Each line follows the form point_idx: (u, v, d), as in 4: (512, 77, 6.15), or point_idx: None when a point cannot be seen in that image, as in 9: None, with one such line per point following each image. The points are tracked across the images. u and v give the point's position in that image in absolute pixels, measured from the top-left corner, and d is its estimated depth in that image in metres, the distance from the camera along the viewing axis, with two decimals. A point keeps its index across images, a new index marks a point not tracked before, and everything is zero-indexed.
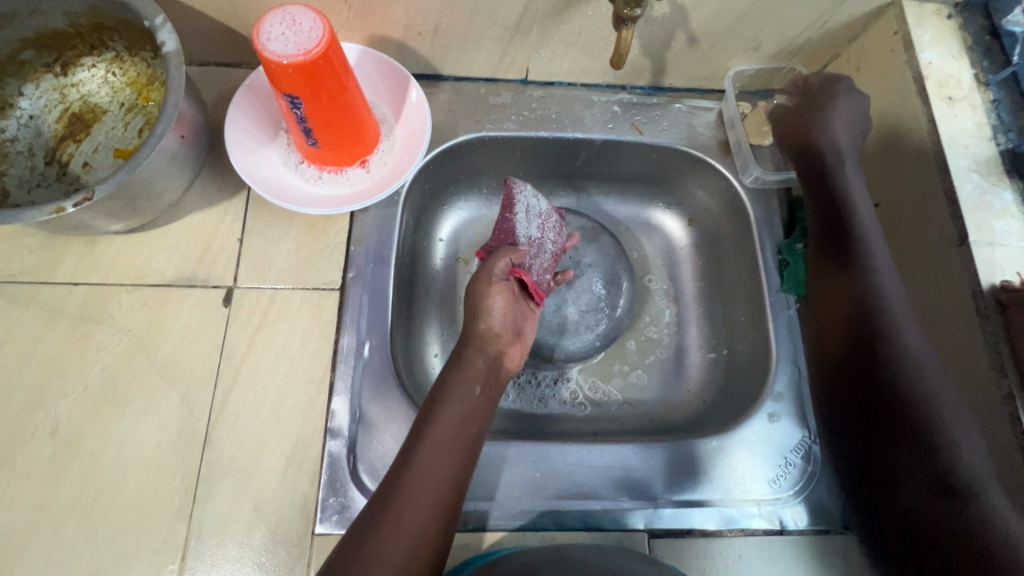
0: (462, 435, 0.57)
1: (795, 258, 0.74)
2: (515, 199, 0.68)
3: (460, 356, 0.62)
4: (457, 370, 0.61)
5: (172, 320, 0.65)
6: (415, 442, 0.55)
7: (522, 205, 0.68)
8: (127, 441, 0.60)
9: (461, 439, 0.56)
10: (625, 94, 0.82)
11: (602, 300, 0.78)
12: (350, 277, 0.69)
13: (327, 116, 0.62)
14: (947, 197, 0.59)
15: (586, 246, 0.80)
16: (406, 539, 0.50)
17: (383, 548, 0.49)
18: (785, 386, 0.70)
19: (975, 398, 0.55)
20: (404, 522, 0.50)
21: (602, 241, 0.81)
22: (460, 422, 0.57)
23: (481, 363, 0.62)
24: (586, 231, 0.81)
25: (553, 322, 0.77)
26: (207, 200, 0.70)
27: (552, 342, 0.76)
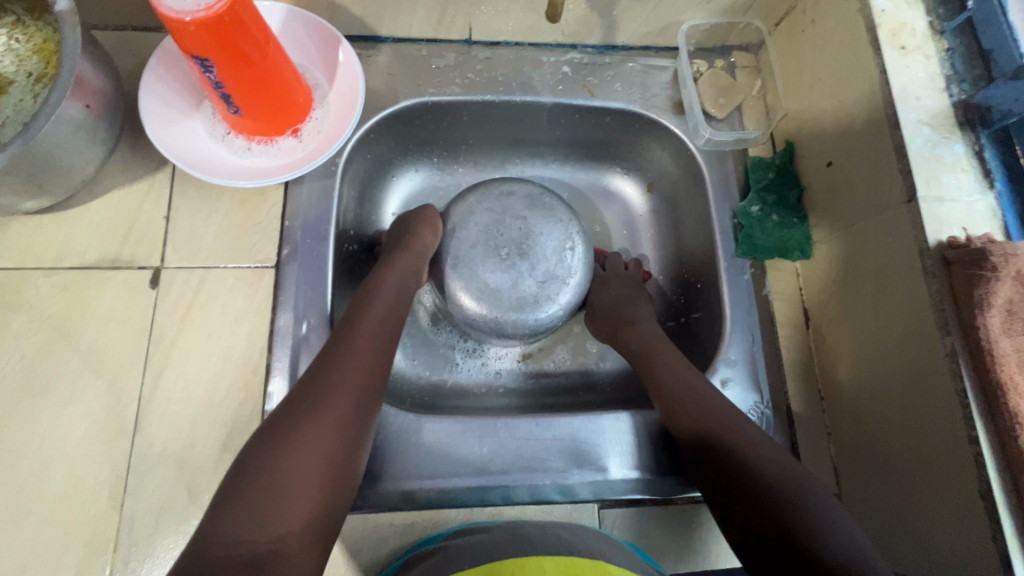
0: (388, 330, 0.59)
1: (750, 222, 0.72)
2: (618, 192, 0.86)
3: (376, 285, 0.62)
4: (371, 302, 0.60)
5: (95, 304, 0.61)
6: (322, 366, 0.53)
7: (617, 199, 0.86)
8: (52, 431, 0.58)
9: (387, 335, 0.58)
10: (575, 53, 0.78)
11: (560, 263, 0.72)
12: (285, 254, 0.65)
13: (245, 82, 0.58)
14: (897, 151, 0.57)
15: (537, 214, 0.73)
16: (333, 426, 0.49)
17: (289, 453, 0.46)
18: (738, 352, 0.69)
19: (918, 355, 0.54)
20: (331, 404, 0.50)
21: (551, 206, 0.74)
22: (383, 320, 0.59)
23: (393, 295, 0.62)
24: (531, 199, 0.74)
25: (511, 299, 0.70)
26: (128, 175, 0.66)
27: (514, 320, 0.70)
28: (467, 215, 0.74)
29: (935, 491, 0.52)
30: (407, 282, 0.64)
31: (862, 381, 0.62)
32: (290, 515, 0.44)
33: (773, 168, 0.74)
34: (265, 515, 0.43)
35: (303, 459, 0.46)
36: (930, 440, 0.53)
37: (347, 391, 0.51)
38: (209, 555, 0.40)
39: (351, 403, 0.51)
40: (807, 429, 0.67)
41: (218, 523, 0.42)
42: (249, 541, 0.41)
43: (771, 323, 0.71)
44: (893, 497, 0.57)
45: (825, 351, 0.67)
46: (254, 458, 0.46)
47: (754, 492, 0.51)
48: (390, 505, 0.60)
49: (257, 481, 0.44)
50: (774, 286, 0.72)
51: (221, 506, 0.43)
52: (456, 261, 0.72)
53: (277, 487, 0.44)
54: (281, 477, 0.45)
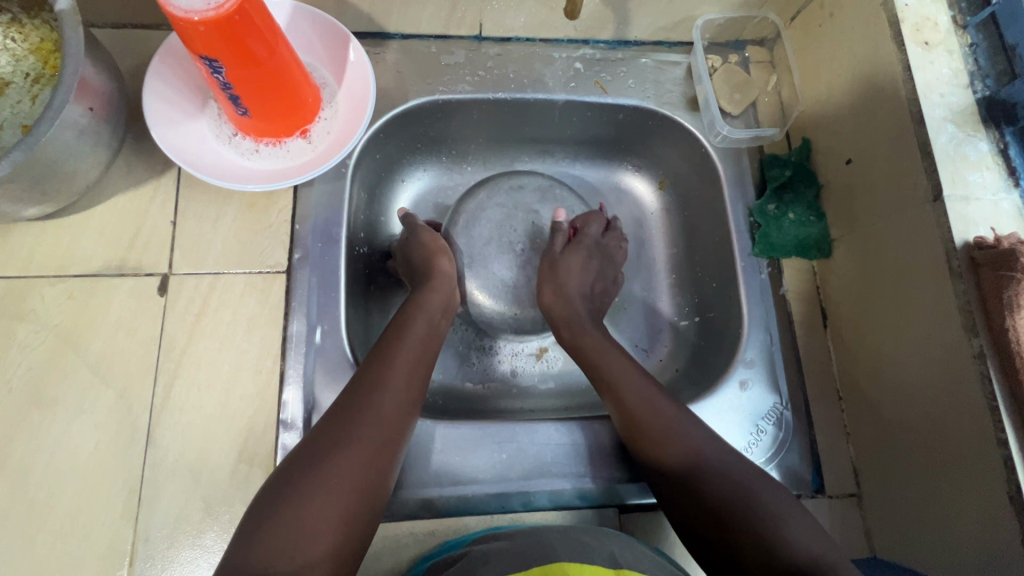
0: (420, 365, 0.58)
1: (766, 221, 0.71)
2: (628, 190, 0.85)
3: (405, 320, 0.61)
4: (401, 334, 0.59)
5: (103, 312, 0.60)
6: (354, 400, 0.52)
7: (628, 197, 0.85)
8: (62, 444, 0.56)
9: (416, 368, 0.57)
10: (587, 49, 0.76)
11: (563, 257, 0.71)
12: (296, 259, 0.64)
13: (254, 83, 0.56)
14: (922, 150, 0.56)
15: (547, 207, 0.75)
16: (363, 460, 0.48)
17: (317, 490, 0.45)
18: (756, 353, 0.68)
19: (945, 361, 0.53)
20: (357, 440, 0.49)
21: (561, 197, 0.76)
22: (412, 354, 0.58)
23: (423, 328, 0.61)
24: (541, 191, 0.75)
25: (529, 293, 0.72)
26: (133, 179, 0.64)
27: (533, 314, 0.72)
28: (478, 211, 0.73)
29: (962, 498, 0.52)
30: (435, 315, 0.63)
31: (882, 379, 0.61)
32: (315, 547, 0.43)
33: (789, 165, 0.73)
34: (286, 549, 0.42)
35: (332, 495, 0.45)
36: (957, 449, 0.52)
37: (374, 425, 0.51)
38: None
39: (380, 439, 0.50)
40: (826, 430, 0.67)
41: (247, 555, 0.42)
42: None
43: (788, 322, 0.70)
44: (917, 499, 0.57)
45: (843, 350, 0.67)
46: (280, 490, 0.45)
47: (715, 509, 0.50)
48: (408, 513, 0.59)
49: (282, 515, 0.44)
50: (792, 285, 0.71)
51: (244, 541, 0.43)
52: (472, 260, 0.71)
53: (306, 520, 0.44)
54: (309, 512, 0.44)
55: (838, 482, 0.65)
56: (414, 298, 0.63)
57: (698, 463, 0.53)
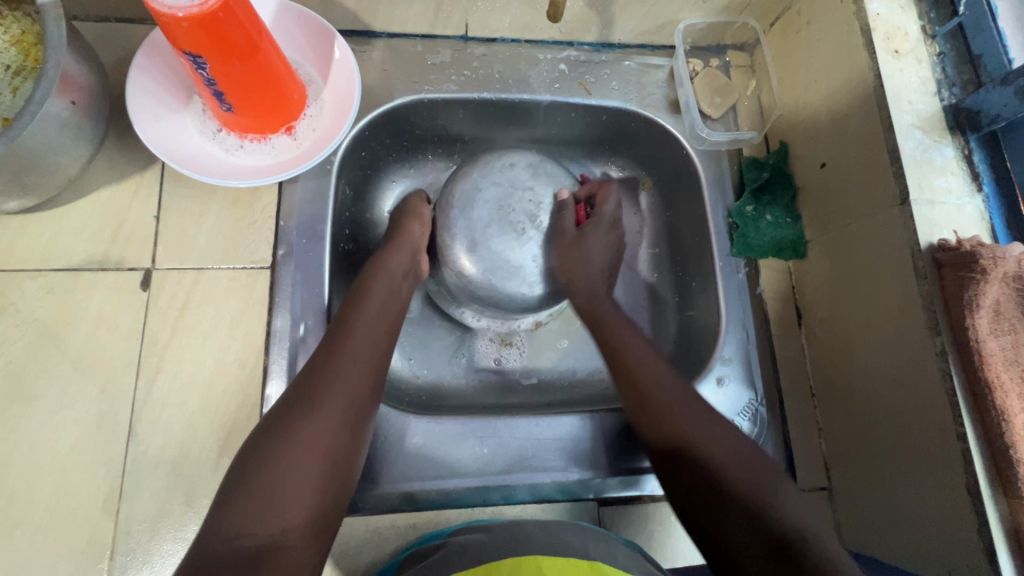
0: (382, 329, 0.58)
1: (744, 222, 0.73)
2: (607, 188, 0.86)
3: (366, 286, 0.61)
4: (362, 300, 0.59)
5: (84, 307, 0.60)
6: (316, 366, 0.53)
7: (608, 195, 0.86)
8: (42, 438, 0.56)
9: (381, 335, 0.58)
10: (572, 50, 0.78)
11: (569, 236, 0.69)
12: (281, 255, 0.64)
13: (238, 79, 0.56)
14: (890, 155, 0.58)
15: (542, 183, 0.70)
16: (329, 423, 0.49)
17: (284, 456, 0.46)
18: (733, 350, 0.70)
19: (910, 356, 0.56)
20: (325, 406, 0.50)
21: (553, 172, 0.71)
22: (377, 321, 0.59)
23: (382, 292, 0.61)
24: (532, 167, 0.70)
25: (536, 274, 0.67)
26: (114, 173, 0.64)
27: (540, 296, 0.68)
28: (475, 193, 0.68)
29: (923, 482, 0.54)
30: (397, 279, 0.63)
31: (852, 375, 0.64)
32: (288, 510, 0.44)
33: (767, 168, 0.74)
34: (258, 515, 0.43)
35: (300, 459, 0.46)
36: (919, 437, 0.55)
37: (342, 393, 0.51)
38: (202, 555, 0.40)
39: (344, 402, 0.51)
40: (799, 426, 0.69)
41: (220, 522, 0.42)
42: (243, 542, 0.41)
43: (764, 320, 0.72)
44: (885, 489, 0.59)
45: (817, 348, 0.69)
46: (248, 458, 0.46)
47: (721, 484, 0.51)
48: (391, 507, 0.60)
49: (253, 483, 0.44)
50: (768, 285, 0.73)
51: (216, 510, 0.43)
52: (476, 247, 0.66)
53: (276, 484, 0.44)
54: (279, 476, 0.45)
55: (809, 476, 0.67)
56: (375, 263, 0.64)
57: (700, 442, 0.54)
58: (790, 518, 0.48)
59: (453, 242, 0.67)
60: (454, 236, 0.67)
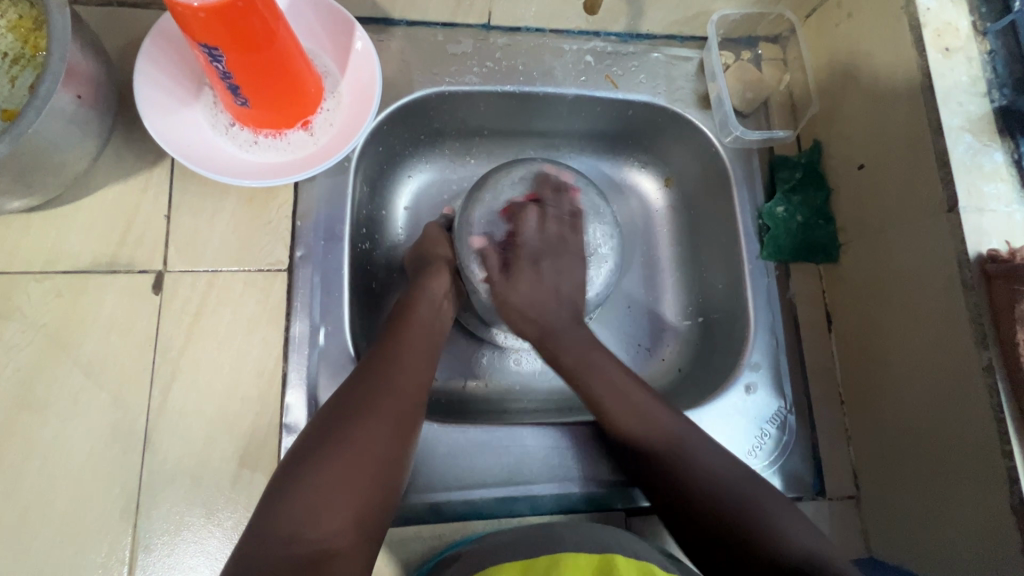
0: (426, 355, 0.59)
1: (775, 223, 0.71)
2: (633, 184, 0.82)
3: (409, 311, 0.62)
4: (406, 325, 0.61)
5: (95, 311, 0.57)
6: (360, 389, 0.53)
7: (634, 192, 0.82)
8: (55, 449, 0.54)
9: (425, 360, 0.59)
10: (598, 41, 0.74)
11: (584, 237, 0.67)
12: (298, 256, 0.62)
13: (255, 72, 0.53)
14: (938, 159, 0.55)
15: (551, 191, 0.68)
16: (375, 445, 0.49)
17: (326, 474, 0.46)
18: (762, 356, 0.68)
19: (952, 372, 0.54)
20: (372, 422, 0.50)
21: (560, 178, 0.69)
22: (421, 340, 0.60)
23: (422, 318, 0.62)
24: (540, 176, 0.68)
25: None
26: (123, 169, 0.60)
27: None
28: (484, 215, 0.67)
29: (962, 500, 0.53)
30: (436, 300, 0.64)
31: (886, 385, 0.62)
32: (327, 526, 0.44)
33: (799, 167, 0.72)
34: (305, 526, 0.44)
35: (341, 478, 0.47)
36: (957, 451, 0.54)
37: (390, 410, 0.52)
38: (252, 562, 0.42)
39: (392, 425, 0.51)
40: (828, 433, 0.67)
41: (265, 527, 0.44)
42: (291, 552, 0.43)
43: (793, 325, 0.70)
44: (914, 504, 0.58)
45: (848, 354, 0.68)
46: (290, 475, 0.47)
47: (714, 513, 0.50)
48: (415, 517, 0.58)
49: (301, 493, 0.46)
50: (798, 289, 0.71)
51: (266, 516, 0.45)
52: (493, 268, 0.65)
53: (317, 501, 0.45)
54: (322, 495, 0.45)
55: (838, 485, 0.66)
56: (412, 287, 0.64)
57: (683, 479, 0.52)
58: (795, 548, 0.47)
59: (474, 270, 0.66)
60: (474, 263, 0.66)
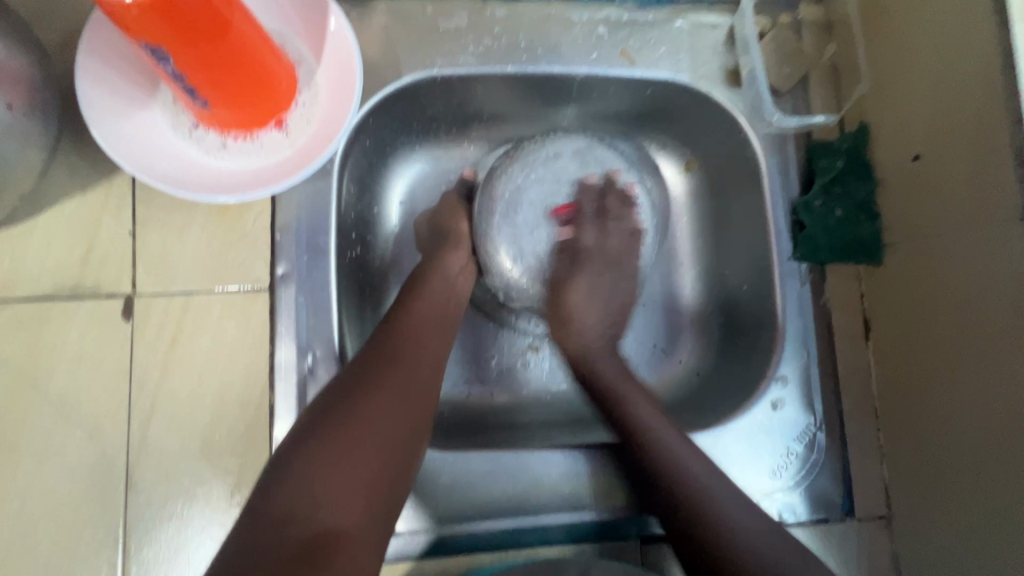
0: (436, 332, 0.55)
1: (812, 220, 0.63)
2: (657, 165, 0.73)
3: (420, 285, 0.58)
4: (415, 299, 0.56)
5: (60, 342, 0.52)
6: (373, 363, 0.49)
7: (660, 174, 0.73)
8: (33, 490, 0.51)
9: (435, 336, 0.54)
10: (612, 8, 0.65)
11: None
12: (279, 275, 0.55)
13: (211, 70, 0.46)
14: (1016, 156, 0.47)
15: (591, 172, 0.64)
16: (388, 422, 0.45)
17: (336, 449, 0.42)
18: (791, 368, 0.63)
19: (1011, 377, 0.48)
20: (381, 397, 0.46)
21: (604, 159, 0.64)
22: (431, 321, 0.55)
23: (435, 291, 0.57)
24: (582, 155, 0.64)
25: None
26: (76, 181, 0.54)
27: None
28: (517, 191, 0.63)
29: (1011, 518, 0.49)
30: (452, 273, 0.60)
31: (933, 404, 0.56)
32: (340, 510, 0.40)
33: (842, 154, 0.63)
34: (305, 506, 0.39)
35: (353, 456, 0.42)
36: (1011, 474, 0.49)
37: (401, 386, 0.48)
38: (246, 549, 0.38)
39: (405, 401, 0.47)
40: (860, 451, 0.62)
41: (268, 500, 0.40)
42: (284, 539, 0.38)
43: (828, 334, 0.64)
44: (953, 526, 0.55)
45: (887, 365, 0.62)
46: (297, 450, 0.42)
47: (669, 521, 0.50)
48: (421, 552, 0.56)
49: (299, 472, 0.41)
50: (833, 293, 0.64)
51: (262, 494, 0.41)
52: (521, 253, 0.61)
53: (324, 481, 0.41)
54: (330, 475, 0.41)
55: (868, 504, 0.62)
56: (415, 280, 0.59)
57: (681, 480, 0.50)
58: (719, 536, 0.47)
59: (495, 251, 0.61)
60: (495, 244, 0.61)
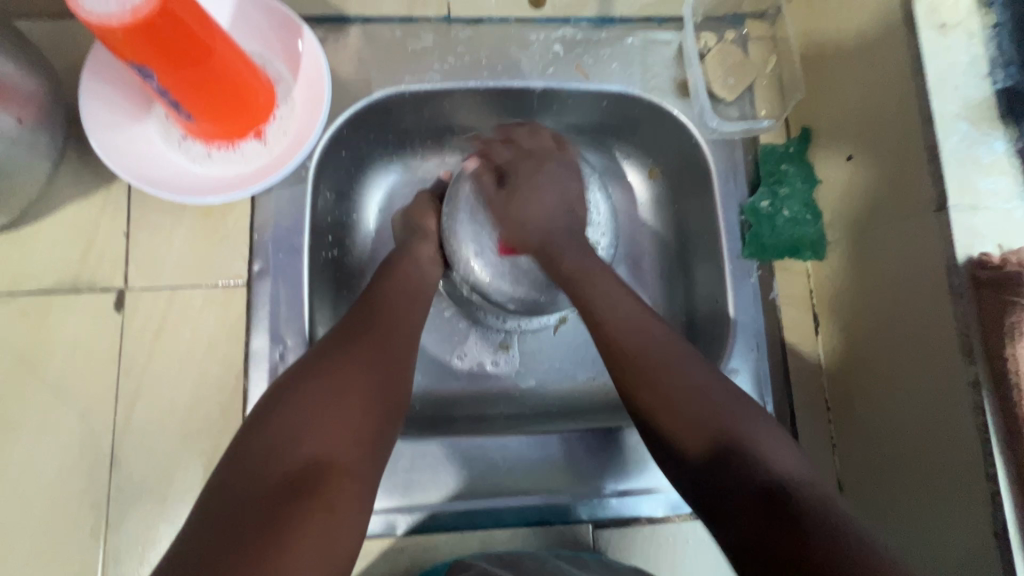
0: (410, 307, 0.60)
1: (759, 220, 0.66)
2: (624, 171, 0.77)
3: (394, 269, 0.62)
4: (392, 279, 0.61)
5: (59, 330, 0.58)
6: (349, 331, 0.54)
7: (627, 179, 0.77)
8: (28, 466, 0.56)
9: (409, 311, 0.59)
10: (568, 28, 0.70)
11: None
12: (256, 271, 0.61)
13: (194, 88, 0.52)
14: (928, 151, 0.50)
15: None
16: (361, 373, 0.50)
17: (312, 396, 0.47)
18: (742, 361, 0.65)
19: (931, 345, 0.51)
20: (354, 355, 0.51)
21: (566, 164, 0.68)
22: (402, 295, 0.60)
23: (412, 274, 0.62)
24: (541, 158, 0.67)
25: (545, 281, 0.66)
26: (79, 189, 0.61)
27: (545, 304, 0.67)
28: (481, 192, 0.66)
29: (945, 501, 0.50)
30: (421, 261, 0.64)
31: (875, 388, 0.58)
32: (320, 447, 0.45)
33: (786, 158, 0.67)
34: (286, 446, 0.44)
35: (329, 401, 0.47)
36: (938, 452, 0.50)
37: (376, 347, 0.53)
38: (233, 486, 0.42)
39: (379, 358, 0.52)
40: (812, 442, 0.64)
41: (250, 445, 0.45)
42: (268, 476, 0.42)
43: (778, 328, 0.66)
44: (901, 511, 0.55)
45: (835, 359, 0.64)
46: (274, 404, 0.47)
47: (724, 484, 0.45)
48: (380, 536, 0.59)
49: (276, 421, 0.46)
50: (783, 289, 0.67)
51: (244, 441, 0.45)
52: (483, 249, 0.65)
53: (303, 423, 0.45)
54: (305, 418, 0.46)
55: None
56: (385, 266, 0.63)
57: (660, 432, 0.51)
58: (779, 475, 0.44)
59: (459, 245, 0.65)
60: (460, 238, 0.65)
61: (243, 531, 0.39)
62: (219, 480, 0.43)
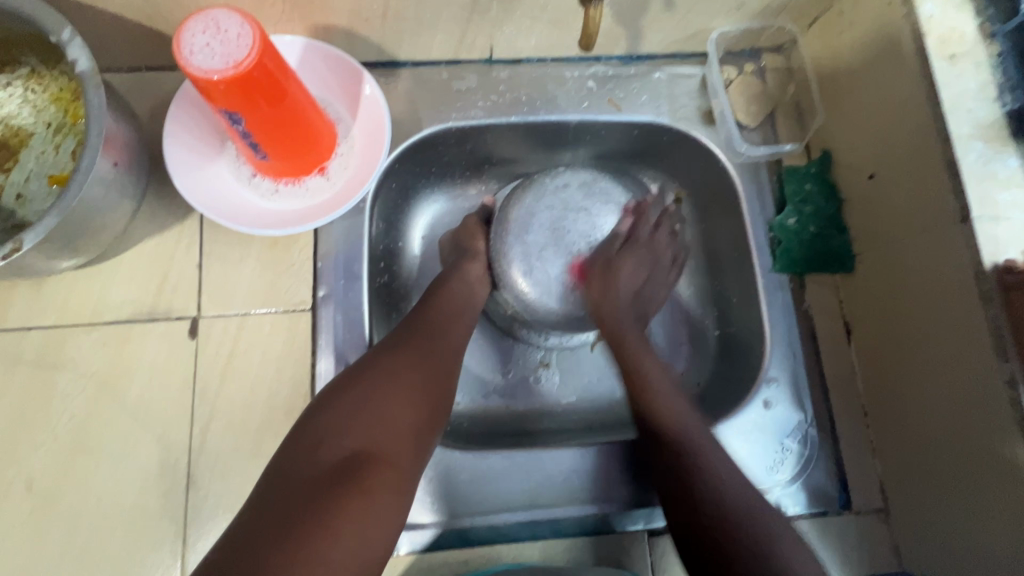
0: (457, 319, 0.63)
1: (788, 236, 0.70)
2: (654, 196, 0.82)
3: (446, 287, 0.66)
4: (439, 292, 0.65)
5: (138, 357, 0.62)
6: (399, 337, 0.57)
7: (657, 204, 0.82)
8: (109, 487, 0.59)
9: (455, 322, 0.62)
10: (599, 66, 0.76)
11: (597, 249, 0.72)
12: (321, 296, 0.65)
13: (272, 130, 0.57)
14: (948, 168, 0.54)
15: (596, 203, 0.71)
16: (409, 376, 0.53)
17: (363, 392, 0.50)
18: (780, 370, 0.68)
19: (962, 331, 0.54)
20: (403, 359, 0.54)
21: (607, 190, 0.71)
22: (451, 309, 0.63)
23: (460, 290, 0.66)
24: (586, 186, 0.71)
25: None
26: (157, 224, 0.65)
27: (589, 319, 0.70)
28: (529, 216, 0.69)
29: (988, 495, 0.53)
30: (472, 282, 0.67)
31: (911, 387, 0.61)
32: (366, 440, 0.47)
33: (810, 178, 0.72)
34: (336, 436, 0.47)
35: (378, 399, 0.50)
36: (977, 445, 0.53)
37: (423, 352, 0.56)
38: (286, 470, 0.45)
39: (425, 362, 0.55)
40: (852, 446, 0.67)
41: (302, 434, 0.48)
42: (319, 460, 0.45)
43: (812, 337, 0.70)
44: (946, 507, 0.58)
45: (870, 365, 0.67)
46: (328, 400, 0.51)
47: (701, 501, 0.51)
48: (442, 543, 0.62)
49: (329, 414, 0.49)
50: (815, 300, 0.70)
51: (299, 430, 0.48)
52: (531, 270, 0.68)
53: (351, 416, 0.48)
54: (355, 411, 0.49)
55: (866, 496, 0.65)
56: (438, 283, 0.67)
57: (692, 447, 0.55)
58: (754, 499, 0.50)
59: (509, 268, 0.68)
60: (509, 260, 0.68)
61: (294, 508, 0.42)
62: (274, 467, 0.47)
